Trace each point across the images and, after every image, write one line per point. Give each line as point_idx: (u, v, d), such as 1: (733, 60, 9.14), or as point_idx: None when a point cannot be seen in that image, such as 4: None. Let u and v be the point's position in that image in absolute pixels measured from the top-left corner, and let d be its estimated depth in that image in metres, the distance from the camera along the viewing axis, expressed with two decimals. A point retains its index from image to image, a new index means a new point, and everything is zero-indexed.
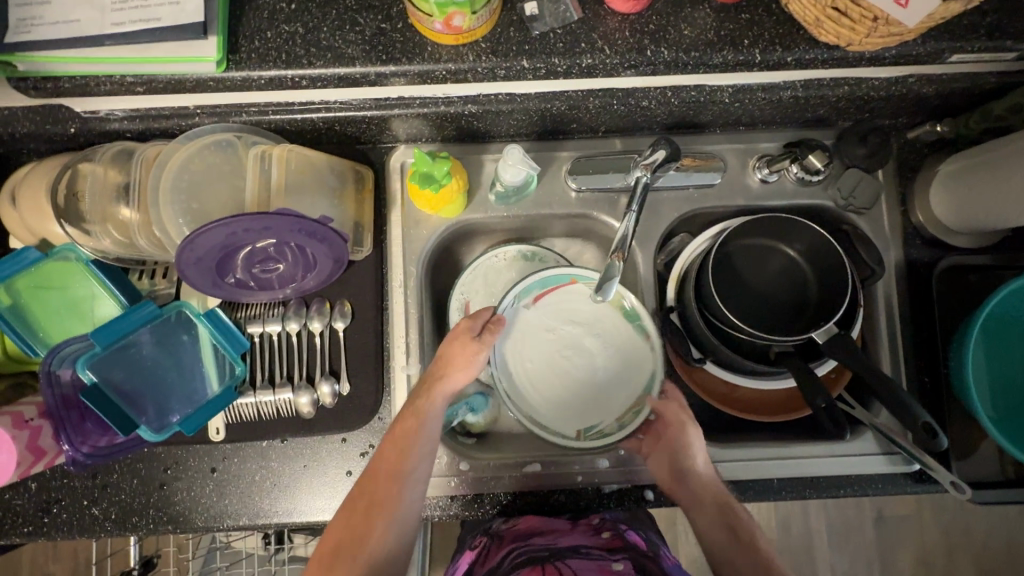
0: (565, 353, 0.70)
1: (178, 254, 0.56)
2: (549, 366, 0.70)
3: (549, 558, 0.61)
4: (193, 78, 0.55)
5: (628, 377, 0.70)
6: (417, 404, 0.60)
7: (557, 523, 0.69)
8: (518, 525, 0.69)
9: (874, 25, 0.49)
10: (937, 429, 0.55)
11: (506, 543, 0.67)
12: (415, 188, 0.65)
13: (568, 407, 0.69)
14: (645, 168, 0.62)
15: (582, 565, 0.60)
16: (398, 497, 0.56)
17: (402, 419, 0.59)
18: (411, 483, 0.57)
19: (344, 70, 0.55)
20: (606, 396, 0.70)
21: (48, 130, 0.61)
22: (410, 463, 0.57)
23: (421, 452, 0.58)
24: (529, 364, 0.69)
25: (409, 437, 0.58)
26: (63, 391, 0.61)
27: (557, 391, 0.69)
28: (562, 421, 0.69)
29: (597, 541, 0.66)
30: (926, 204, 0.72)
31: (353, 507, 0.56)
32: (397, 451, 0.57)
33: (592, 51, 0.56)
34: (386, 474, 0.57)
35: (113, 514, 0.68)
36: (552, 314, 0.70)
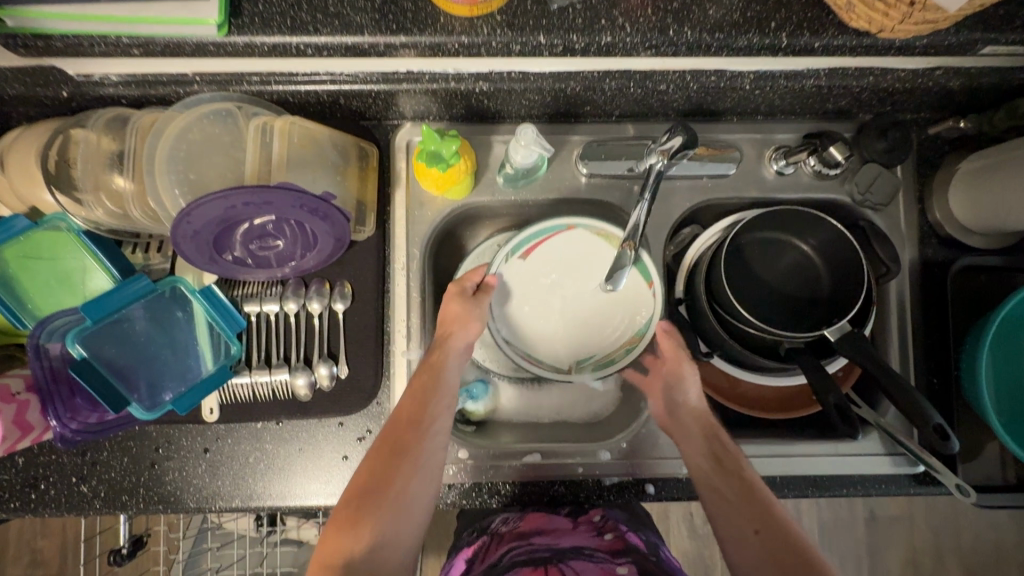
0: (561, 293, 0.70)
1: (174, 228, 0.53)
2: (543, 305, 0.70)
3: (551, 560, 0.59)
4: (192, 41, 0.52)
5: (623, 319, 0.70)
6: (433, 357, 0.60)
7: (559, 522, 0.67)
8: (518, 525, 0.67)
9: (909, 11, 0.47)
10: (949, 431, 0.54)
11: (507, 541, 0.65)
12: (422, 166, 0.63)
13: (562, 343, 0.71)
14: (660, 154, 0.59)
15: (585, 567, 0.59)
16: (424, 446, 0.55)
17: (417, 375, 0.59)
18: (433, 434, 0.56)
19: (351, 39, 0.52)
20: (601, 334, 0.70)
21: (39, 93, 0.58)
22: (432, 414, 0.56)
23: (442, 405, 0.58)
24: (527, 305, 0.70)
25: (429, 388, 0.58)
26: (51, 364, 0.59)
27: (553, 328, 0.71)
28: (558, 352, 0.70)
29: (602, 543, 0.64)
30: (943, 202, 0.70)
31: (374, 457, 0.54)
32: (417, 402, 0.57)
33: (612, 29, 0.53)
34: (409, 424, 0.55)
35: (102, 492, 0.66)
36: (547, 259, 0.69)
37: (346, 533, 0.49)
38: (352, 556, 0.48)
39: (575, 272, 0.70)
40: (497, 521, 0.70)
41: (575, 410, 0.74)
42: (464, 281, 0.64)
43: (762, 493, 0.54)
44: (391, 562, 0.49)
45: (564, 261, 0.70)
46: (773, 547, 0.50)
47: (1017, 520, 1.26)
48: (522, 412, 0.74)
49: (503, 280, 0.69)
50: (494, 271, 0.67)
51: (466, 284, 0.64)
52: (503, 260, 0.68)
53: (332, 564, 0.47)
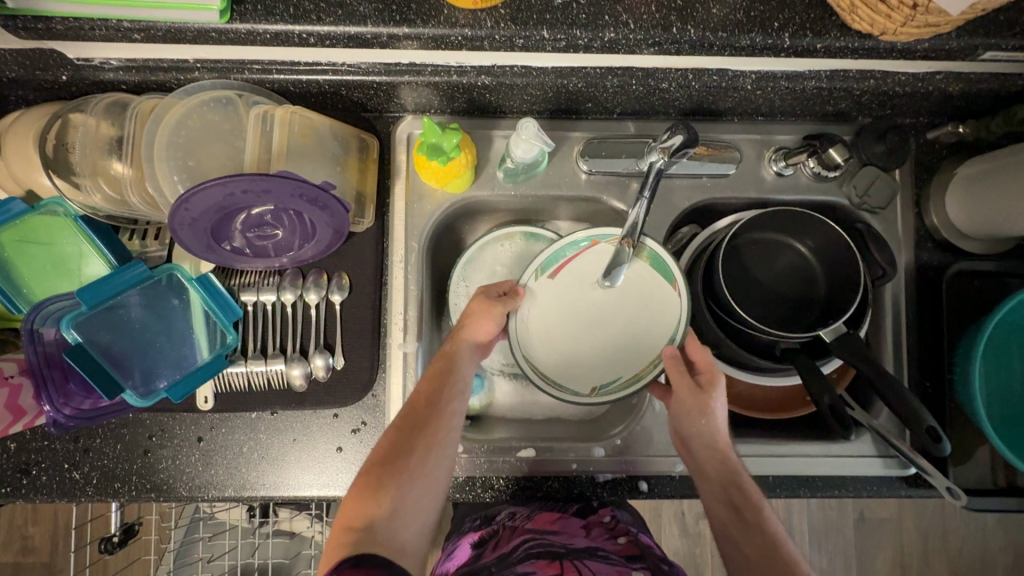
0: (583, 314, 0.65)
1: (172, 215, 0.53)
2: (564, 327, 0.65)
3: (567, 556, 0.58)
4: (194, 27, 0.52)
5: (647, 333, 0.64)
6: (448, 347, 0.59)
7: (570, 524, 0.65)
8: (530, 521, 0.65)
9: (912, 13, 0.48)
10: (940, 434, 0.55)
11: (520, 534, 0.63)
12: (423, 158, 0.63)
13: (588, 366, 0.65)
14: (661, 152, 0.60)
15: (600, 566, 0.58)
16: (443, 422, 0.53)
17: (432, 362, 0.58)
18: (450, 416, 0.54)
19: (354, 28, 0.52)
20: (625, 353, 0.64)
21: (38, 76, 0.58)
22: (450, 392, 0.55)
23: (458, 387, 0.56)
24: (549, 328, 0.64)
25: (445, 372, 0.56)
26: (46, 349, 0.59)
27: (578, 352, 0.65)
28: (577, 377, 0.64)
29: (615, 547, 0.62)
30: (940, 207, 0.71)
31: (391, 434, 0.52)
32: (433, 385, 0.55)
33: (615, 25, 0.53)
34: (426, 403, 0.54)
35: (95, 479, 0.66)
36: (568, 279, 0.65)
37: (366, 500, 0.47)
38: (372, 521, 0.46)
39: (597, 292, 0.65)
40: (504, 513, 0.69)
41: (570, 408, 0.74)
42: (490, 286, 0.62)
43: (784, 553, 0.49)
44: (409, 533, 0.47)
45: (585, 281, 0.65)
46: None
47: (1004, 523, 1.27)
48: (517, 408, 0.74)
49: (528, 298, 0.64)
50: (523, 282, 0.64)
51: (493, 289, 0.62)
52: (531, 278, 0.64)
53: (353, 529, 0.45)
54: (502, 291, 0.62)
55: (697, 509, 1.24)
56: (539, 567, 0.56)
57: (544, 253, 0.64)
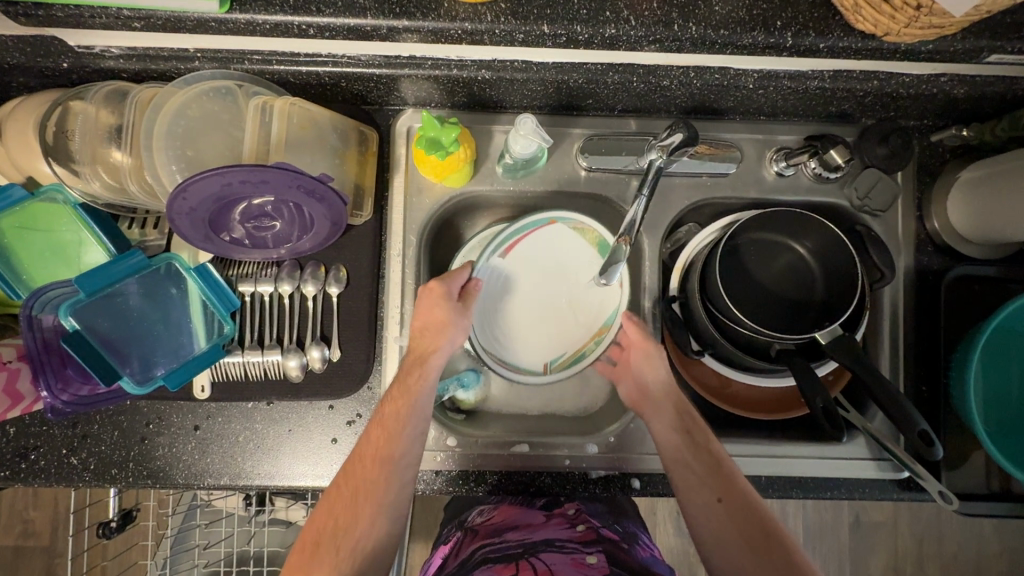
0: (537, 287, 0.71)
1: (171, 204, 0.54)
2: (517, 313, 0.70)
3: (522, 554, 0.59)
4: (194, 17, 0.51)
5: (590, 312, 0.71)
6: (404, 382, 0.59)
7: (531, 515, 0.69)
8: (493, 517, 0.69)
9: (915, 14, 0.47)
10: (933, 438, 0.55)
11: (478, 538, 0.66)
12: (421, 152, 0.63)
13: (535, 336, 0.71)
14: (660, 150, 0.59)
15: (556, 557, 0.59)
16: (387, 484, 0.55)
17: (386, 405, 0.58)
18: (399, 472, 0.55)
19: (353, 21, 0.52)
20: (571, 329, 0.71)
21: (39, 64, 0.58)
22: (398, 450, 0.56)
23: (407, 440, 0.56)
24: (503, 299, 0.70)
25: (396, 419, 0.57)
26: (43, 335, 0.60)
27: (528, 322, 0.70)
28: (530, 353, 0.70)
29: (572, 533, 0.65)
30: (942, 210, 0.70)
31: (337, 497, 0.55)
32: (384, 436, 0.56)
33: (617, 21, 0.53)
34: (373, 461, 0.55)
35: (92, 465, 0.67)
36: (524, 254, 0.70)
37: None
38: None
39: (552, 267, 0.71)
40: (474, 514, 0.74)
41: (564, 403, 0.74)
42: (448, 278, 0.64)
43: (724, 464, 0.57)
44: None
45: (540, 257, 0.70)
46: (739, 517, 0.53)
47: (999, 530, 1.27)
48: (510, 403, 0.74)
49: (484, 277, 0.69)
50: (473, 272, 0.68)
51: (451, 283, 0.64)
52: (484, 259, 0.69)
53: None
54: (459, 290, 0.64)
55: None
56: (495, 570, 0.57)
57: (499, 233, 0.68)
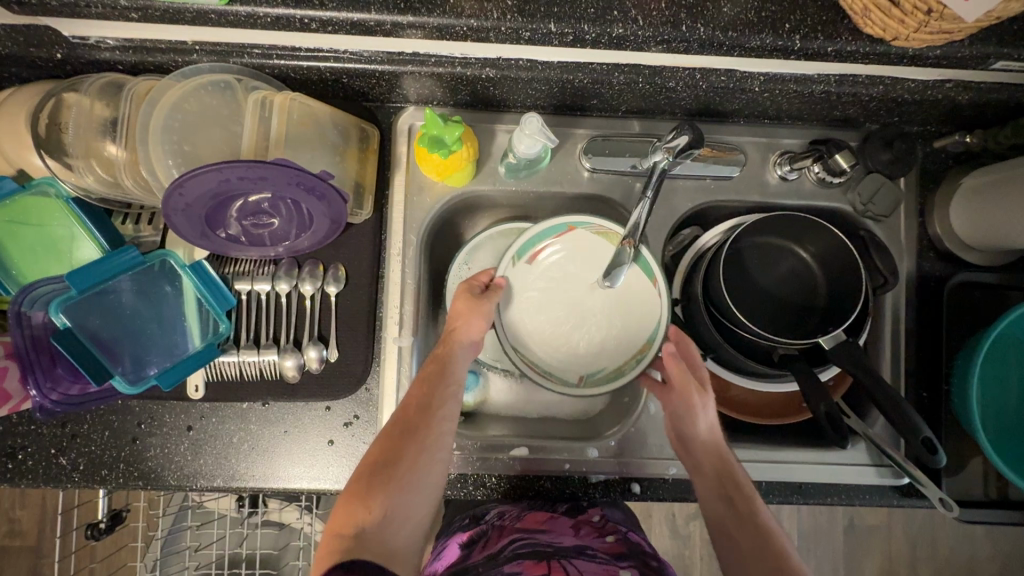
0: (571, 298, 0.69)
1: (166, 200, 0.52)
2: (552, 326, 0.69)
3: (554, 556, 0.58)
4: (194, 8, 0.50)
5: (630, 328, 0.68)
6: (439, 350, 0.61)
7: (560, 523, 0.65)
8: (519, 520, 0.65)
9: (926, 19, 0.47)
10: (936, 445, 0.55)
11: (509, 533, 0.63)
12: (423, 151, 0.62)
13: (571, 353, 0.69)
14: (665, 152, 0.59)
15: (588, 565, 0.58)
16: (433, 428, 0.55)
17: (424, 367, 0.60)
18: (443, 419, 0.56)
19: (357, 15, 0.51)
20: (608, 345, 0.69)
21: (32, 54, 0.56)
22: (440, 400, 0.57)
23: (445, 393, 0.58)
24: (535, 311, 0.69)
25: (438, 374, 0.58)
26: (33, 332, 0.58)
27: (561, 338, 0.69)
28: (565, 367, 0.69)
29: (603, 544, 0.63)
30: (944, 217, 0.70)
31: (383, 440, 0.54)
32: (425, 389, 0.57)
33: (625, 21, 0.52)
34: (418, 408, 0.56)
35: (81, 465, 0.65)
36: (554, 263, 0.68)
37: (355, 507, 0.48)
38: (362, 527, 0.47)
39: (581, 283, 0.69)
40: (492, 513, 0.68)
41: (563, 406, 0.73)
42: (470, 281, 0.64)
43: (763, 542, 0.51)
44: (401, 538, 0.49)
45: (572, 267, 0.69)
46: None
47: (992, 535, 1.27)
48: (510, 406, 0.74)
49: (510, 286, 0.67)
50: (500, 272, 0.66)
51: (473, 283, 0.64)
52: (509, 263, 0.66)
53: (341, 536, 0.47)
54: (483, 286, 0.64)
55: (688, 511, 1.25)
56: (527, 568, 0.56)
57: (518, 240, 0.66)
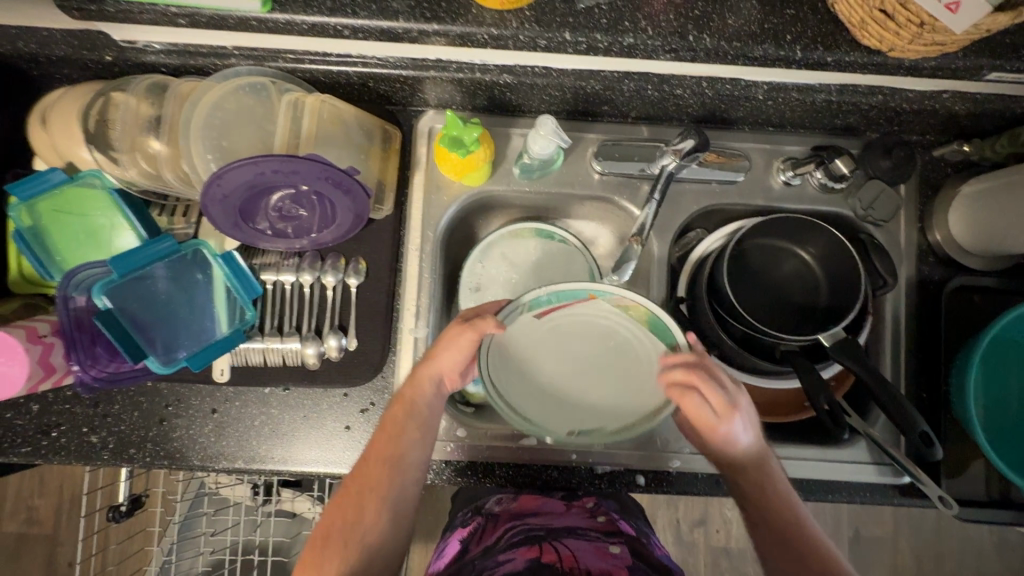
0: (582, 364, 0.66)
1: (206, 190, 0.56)
2: (554, 372, 0.65)
3: (546, 538, 0.61)
4: (237, 15, 0.54)
5: (640, 387, 0.65)
6: (405, 390, 0.62)
7: (552, 503, 0.68)
8: (513, 504, 0.69)
9: (919, 31, 0.50)
10: (933, 438, 0.56)
11: (503, 522, 0.66)
12: (443, 151, 0.65)
13: (569, 402, 0.66)
14: (673, 154, 0.63)
15: (578, 544, 0.60)
16: (389, 481, 0.58)
17: (390, 409, 0.61)
18: (403, 467, 0.59)
19: (386, 23, 0.55)
20: (611, 398, 0.65)
21: (84, 56, 0.61)
22: (401, 449, 0.59)
23: (410, 438, 0.60)
24: (538, 359, 0.65)
25: (397, 424, 0.60)
26: (77, 313, 0.63)
27: (561, 385, 0.65)
28: (559, 416, 0.65)
29: (594, 523, 0.65)
30: (943, 223, 0.72)
31: (343, 498, 0.57)
32: (387, 437, 0.59)
33: (635, 31, 0.56)
34: (378, 464, 0.58)
35: (111, 444, 0.69)
36: (564, 326, 0.65)
37: None
38: None
39: (594, 334, 0.65)
40: (492, 502, 0.72)
41: None
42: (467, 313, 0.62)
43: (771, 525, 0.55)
44: None
45: (587, 326, 0.65)
46: None
47: (999, 549, 1.27)
48: None
49: (517, 334, 0.64)
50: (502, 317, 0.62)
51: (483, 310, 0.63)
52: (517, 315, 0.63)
53: None
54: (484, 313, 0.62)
55: (692, 516, 1.26)
56: (520, 553, 0.58)
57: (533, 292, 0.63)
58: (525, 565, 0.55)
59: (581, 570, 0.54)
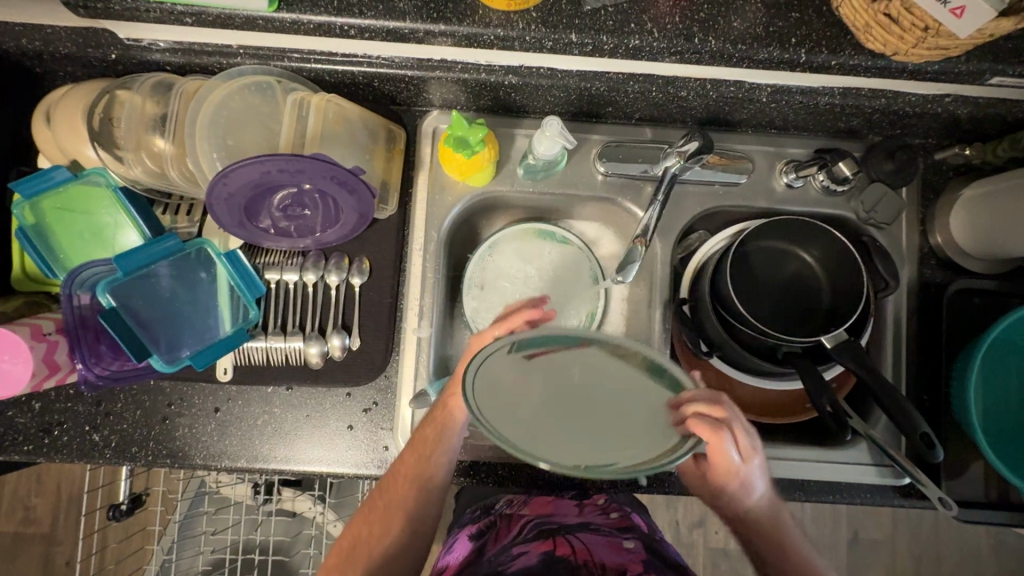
0: (585, 414, 0.41)
1: (212, 188, 0.56)
2: (546, 422, 0.41)
3: (559, 532, 0.63)
4: (243, 14, 0.54)
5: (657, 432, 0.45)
6: (436, 414, 0.61)
7: (564, 505, 0.70)
8: (526, 507, 0.70)
9: (923, 35, 0.50)
10: (934, 440, 0.57)
11: (519, 521, 0.67)
12: (448, 151, 0.65)
13: (570, 452, 0.40)
14: (677, 157, 0.64)
15: (592, 538, 0.63)
16: (417, 500, 0.60)
17: (421, 430, 0.61)
18: (428, 487, 0.61)
19: (393, 23, 0.55)
20: (630, 446, 0.41)
21: (89, 54, 0.61)
22: (429, 470, 0.61)
23: (435, 461, 0.61)
24: (522, 403, 0.41)
25: (427, 447, 0.61)
26: (81, 311, 0.62)
27: (556, 437, 0.41)
28: (558, 444, 0.40)
29: (607, 520, 0.68)
30: (945, 226, 0.73)
31: (372, 508, 0.61)
32: (416, 457, 0.61)
33: (640, 33, 0.56)
34: (407, 484, 0.60)
35: (113, 442, 0.69)
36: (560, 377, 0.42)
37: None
38: None
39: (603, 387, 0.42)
40: (501, 503, 0.73)
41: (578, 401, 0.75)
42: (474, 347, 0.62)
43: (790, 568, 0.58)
44: None
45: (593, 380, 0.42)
46: None
47: (997, 552, 1.27)
48: None
49: (493, 365, 0.43)
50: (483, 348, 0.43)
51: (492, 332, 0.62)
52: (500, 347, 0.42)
53: None
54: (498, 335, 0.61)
55: (691, 517, 1.26)
56: (534, 547, 0.61)
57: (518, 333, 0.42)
58: (539, 559, 0.58)
59: (596, 565, 0.58)
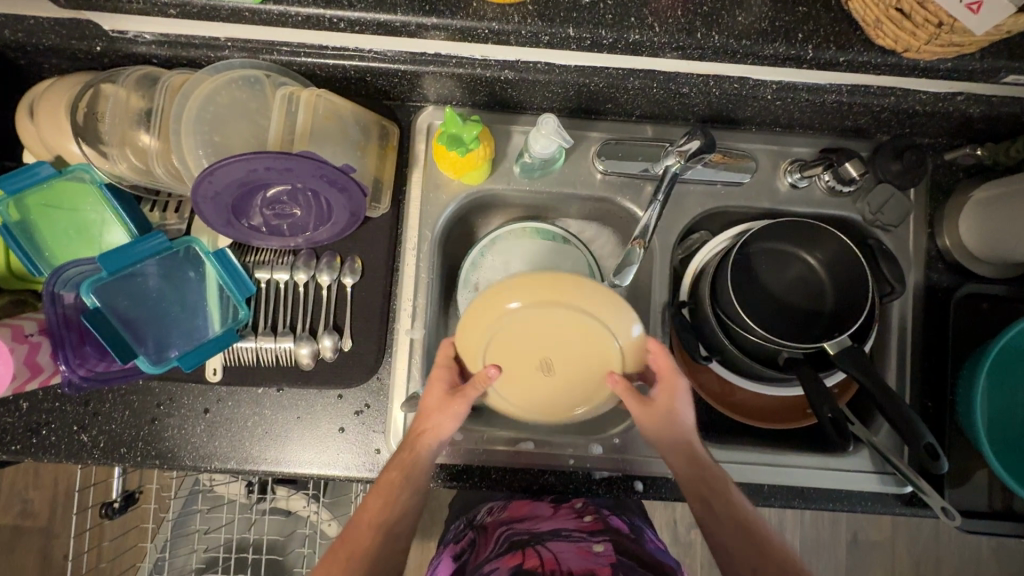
0: None
1: (197, 186, 0.55)
2: None
3: (529, 541, 0.62)
4: (228, 6, 0.52)
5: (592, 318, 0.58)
6: (403, 455, 0.59)
7: (541, 507, 0.69)
8: (505, 512, 0.70)
9: (936, 32, 0.48)
10: (939, 451, 0.55)
11: (495, 530, 0.67)
12: (441, 148, 0.64)
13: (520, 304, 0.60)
14: (678, 155, 0.62)
15: (562, 545, 0.61)
16: (382, 548, 0.56)
17: (387, 471, 0.59)
18: (395, 534, 0.57)
19: (383, 16, 0.53)
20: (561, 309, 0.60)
21: (73, 46, 0.59)
22: (397, 514, 0.57)
23: (403, 504, 0.57)
24: None
25: (393, 489, 0.57)
26: (65, 310, 0.61)
27: None
28: None
29: (580, 523, 0.66)
30: (954, 228, 0.71)
31: (331, 561, 0.55)
32: (382, 500, 0.57)
33: (641, 27, 0.54)
34: (372, 535, 0.56)
35: (102, 443, 0.67)
36: None
37: None
38: None
39: None
40: (483, 513, 0.74)
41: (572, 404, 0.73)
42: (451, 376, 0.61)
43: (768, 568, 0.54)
44: None
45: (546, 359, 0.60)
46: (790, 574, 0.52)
47: (999, 556, 1.26)
48: None
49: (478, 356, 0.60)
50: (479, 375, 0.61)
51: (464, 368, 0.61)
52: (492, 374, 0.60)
53: None
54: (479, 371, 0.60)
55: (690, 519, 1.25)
56: (503, 561, 0.60)
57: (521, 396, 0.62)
58: None
59: None
